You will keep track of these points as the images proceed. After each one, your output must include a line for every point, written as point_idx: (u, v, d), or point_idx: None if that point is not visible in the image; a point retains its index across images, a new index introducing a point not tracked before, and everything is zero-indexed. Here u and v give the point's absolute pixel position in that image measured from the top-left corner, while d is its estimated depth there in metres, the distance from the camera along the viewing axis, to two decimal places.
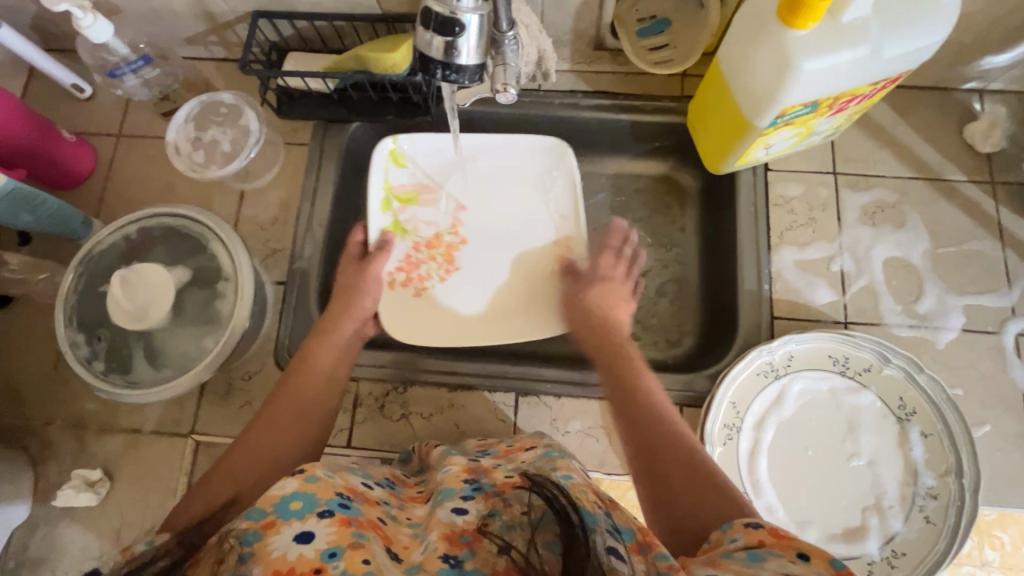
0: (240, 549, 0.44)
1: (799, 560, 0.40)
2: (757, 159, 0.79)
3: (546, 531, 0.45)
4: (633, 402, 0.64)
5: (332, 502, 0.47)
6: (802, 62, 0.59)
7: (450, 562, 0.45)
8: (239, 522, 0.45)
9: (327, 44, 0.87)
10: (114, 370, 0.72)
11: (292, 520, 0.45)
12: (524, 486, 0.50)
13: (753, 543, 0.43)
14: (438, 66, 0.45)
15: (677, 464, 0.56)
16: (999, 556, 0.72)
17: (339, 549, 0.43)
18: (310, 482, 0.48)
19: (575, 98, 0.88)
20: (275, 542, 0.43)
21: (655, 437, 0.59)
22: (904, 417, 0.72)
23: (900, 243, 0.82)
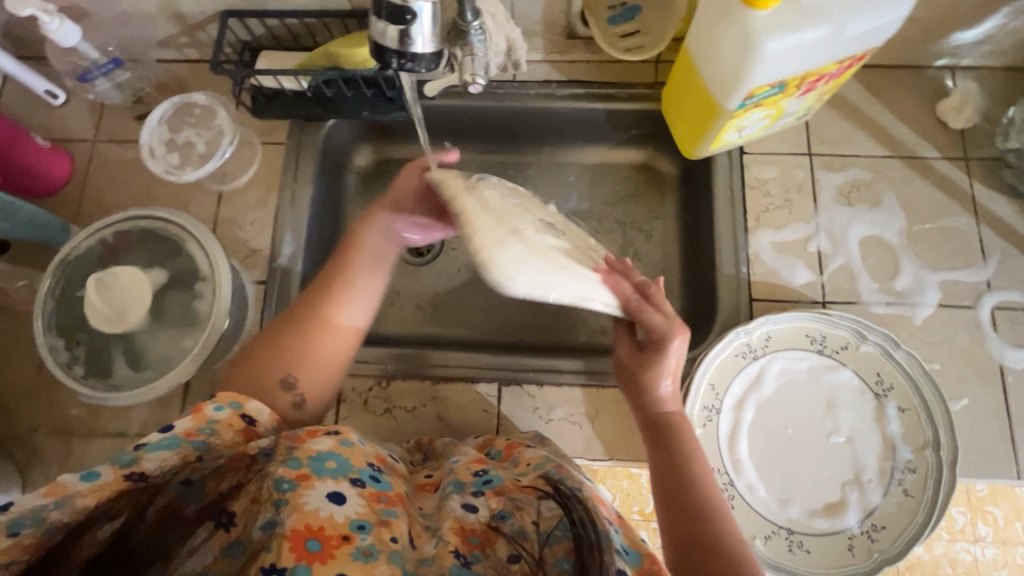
0: (275, 495, 0.51)
1: None
2: (730, 142, 0.80)
3: (557, 547, 0.51)
4: (681, 484, 0.59)
5: (364, 473, 0.55)
6: (766, 42, 0.59)
7: (461, 559, 0.52)
8: (276, 469, 0.53)
9: (299, 42, 0.87)
10: (95, 373, 0.72)
11: (325, 479, 0.52)
12: (539, 496, 0.55)
13: None
14: (394, 57, 0.45)
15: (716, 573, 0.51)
16: (992, 531, 0.78)
17: (367, 523, 0.51)
18: (344, 447, 0.56)
19: (550, 88, 0.88)
20: (309, 497, 0.51)
21: (697, 536, 0.55)
22: (881, 392, 0.72)
23: (876, 222, 0.82)
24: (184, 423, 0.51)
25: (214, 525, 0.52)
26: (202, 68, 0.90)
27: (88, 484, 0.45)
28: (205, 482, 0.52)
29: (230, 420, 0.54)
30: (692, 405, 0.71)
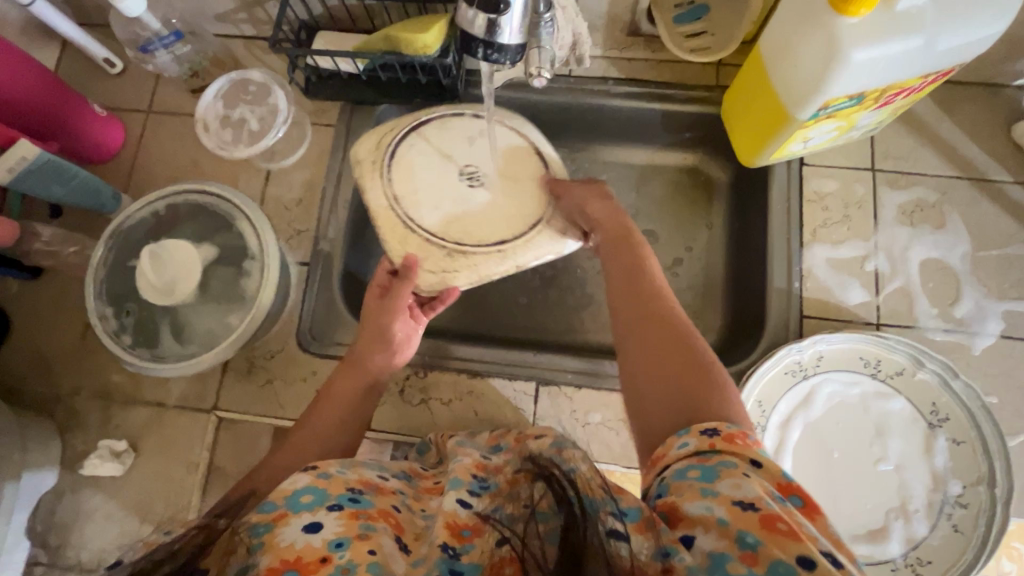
0: (250, 541, 0.44)
1: (751, 473, 0.39)
2: (793, 153, 0.77)
3: (541, 526, 0.44)
4: (630, 281, 0.62)
5: (342, 497, 0.48)
6: (851, 52, 0.56)
7: (450, 553, 0.44)
8: (251, 516, 0.46)
9: (357, 24, 0.86)
10: (141, 344, 0.73)
11: (302, 512, 0.45)
12: (530, 481, 0.49)
13: (705, 448, 0.42)
14: (480, 46, 0.43)
15: (656, 332, 0.55)
16: (1016, 568, 0.69)
17: (346, 540, 0.43)
18: (322, 479, 0.49)
19: (606, 85, 0.86)
20: (284, 534, 0.44)
21: (647, 315, 0.57)
22: (935, 423, 0.70)
23: (938, 245, 0.79)
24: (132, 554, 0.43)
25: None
26: (257, 44, 0.90)
27: None
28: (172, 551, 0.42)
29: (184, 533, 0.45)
30: None
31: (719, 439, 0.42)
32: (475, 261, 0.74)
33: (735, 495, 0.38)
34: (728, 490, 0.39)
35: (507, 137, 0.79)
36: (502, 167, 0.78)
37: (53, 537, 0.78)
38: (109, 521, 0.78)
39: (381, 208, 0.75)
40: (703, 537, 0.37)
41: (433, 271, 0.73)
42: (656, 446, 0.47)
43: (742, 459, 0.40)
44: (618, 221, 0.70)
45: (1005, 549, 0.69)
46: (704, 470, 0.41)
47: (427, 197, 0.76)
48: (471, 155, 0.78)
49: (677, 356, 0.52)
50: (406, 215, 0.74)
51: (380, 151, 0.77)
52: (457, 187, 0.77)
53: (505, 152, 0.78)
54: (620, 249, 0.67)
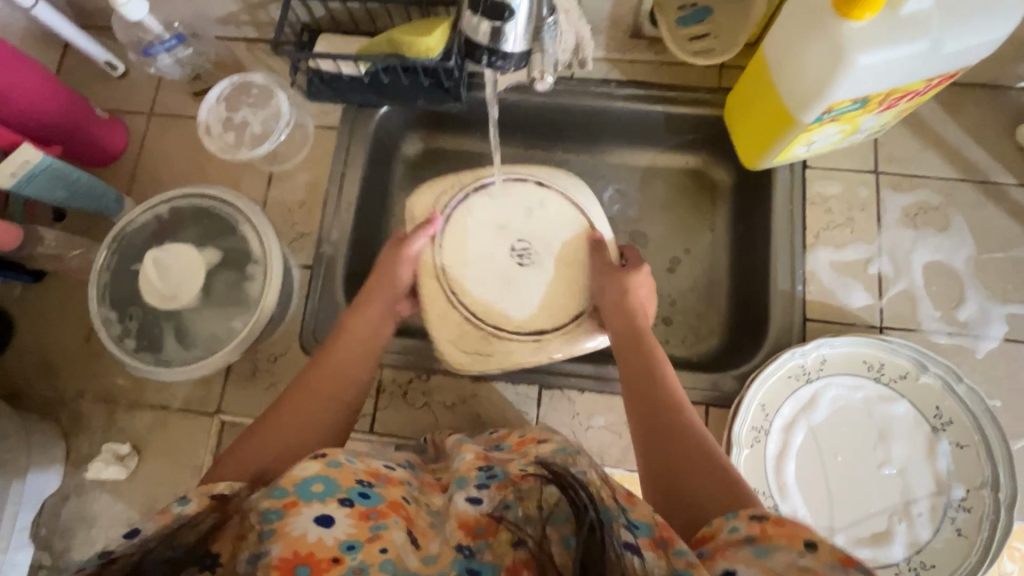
0: (261, 526, 0.44)
1: (807, 552, 0.38)
2: (796, 156, 0.77)
3: (557, 528, 0.44)
4: (644, 381, 0.63)
5: (352, 491, 0.48)
6: (856, 56, 0.56)
7: (466, 553, 0.46)
8: (261, 498, 0.46)
9: (359, 26, 0.86)
10: (144, 348, 0.73)
11: (313, 502, 0.45)
12: (542, 482, 0.48)
13: (754, 533, 0.41)
14: (484, 53, 0.43)
15: (679, 439, 0.56)
16: (1018, 568, 0.69)
17: (357, 542, 0.44)
18: (331, 467, 0.49)
19: (609, 87, 0.86)
20: (296, 523, 0.44)
21: (662, 411, 0.59)
22: (939, 426, 0.70)
23: (942, 247, 0.79)
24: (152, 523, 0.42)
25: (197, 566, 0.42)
26: (259, 47, 0.90)
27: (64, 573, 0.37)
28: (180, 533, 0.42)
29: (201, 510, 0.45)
30: (740, 425, 0.69)
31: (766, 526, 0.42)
32: (509, 347, 0.73)
33: (793, 564, 0.37)
34: (782, 559, 0.38)
35: (563, 208, 0.76)
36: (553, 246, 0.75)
37: (58, 540, 0.79)
38: (114, 524, 0.78)
39: (430, 278, 0.74)
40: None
41: (466, 352, 0.73)
42: (700, 528, 0.46)
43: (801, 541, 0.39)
44: (629, 308, 0.69)
45: (1007, 551, 0.69)
46: (757, 548, 0.40)
47: (473, 271, 0.74)
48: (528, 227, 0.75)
49: (701, 462, 0.52)
50: (450, 291, 0.74)
51: (436, 209, 0.76)
52: (506, 263, 0.74)
53: (557, 226, 0.75)
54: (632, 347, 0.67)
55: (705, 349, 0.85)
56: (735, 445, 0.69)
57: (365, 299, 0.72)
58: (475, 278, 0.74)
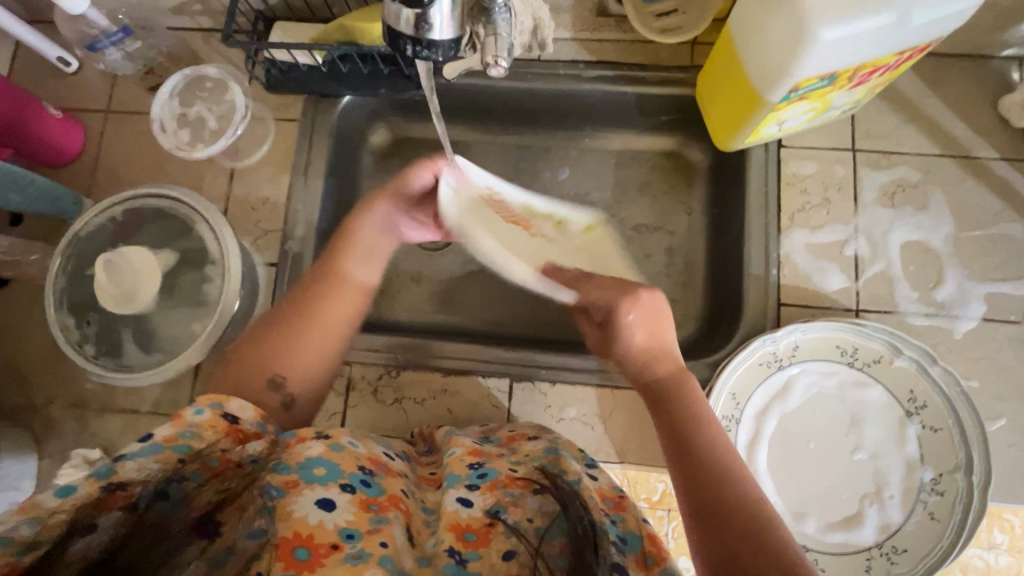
0: (265, 502, 0.48)
1: None
2: (768, 135, 0.74)
3: (552, 543, 0.47)
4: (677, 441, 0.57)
5: (355, 478, 0.50)
6: (818, 32, 0.53)
7: (456, 558, 0.46)
8: (268, 472, 0.49)
9: (315, 14, 0.83)
10: (105, 354, 0.72)
11: (315, 484, 0.48)
12: (535, 491, 0.50)
13: None
14: (409, 43, 0.41)
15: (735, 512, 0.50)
16: (1008, 539, 0.69)
17: (357, 531, 0.47)
18: (335, 451, 0.51)
19: (577, 69, 0.83)
20: (298, 504, 0.47)
21: (710, 474, 0.53)
22: (913, 410, 0.69)
23: (920, 226, 0.77)
24: (165, 428, 0.43)
25: (200, 534, 0.47)
26: (215, 37, 0.87)
27: (64, 502, 0.37)
28: (188, 492, 0.46)
29: (213, 421, 0.46)
30: None
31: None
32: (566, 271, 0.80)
33: None
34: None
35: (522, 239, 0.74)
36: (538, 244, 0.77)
37: None
38: None
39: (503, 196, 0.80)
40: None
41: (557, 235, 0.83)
42: None
43: None
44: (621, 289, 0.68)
45: (998, 522, 0.69)
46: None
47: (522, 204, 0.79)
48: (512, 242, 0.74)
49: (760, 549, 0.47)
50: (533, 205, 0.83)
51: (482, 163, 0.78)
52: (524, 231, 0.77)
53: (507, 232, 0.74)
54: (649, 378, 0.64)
55: (681, 336, 0.84)
56: None
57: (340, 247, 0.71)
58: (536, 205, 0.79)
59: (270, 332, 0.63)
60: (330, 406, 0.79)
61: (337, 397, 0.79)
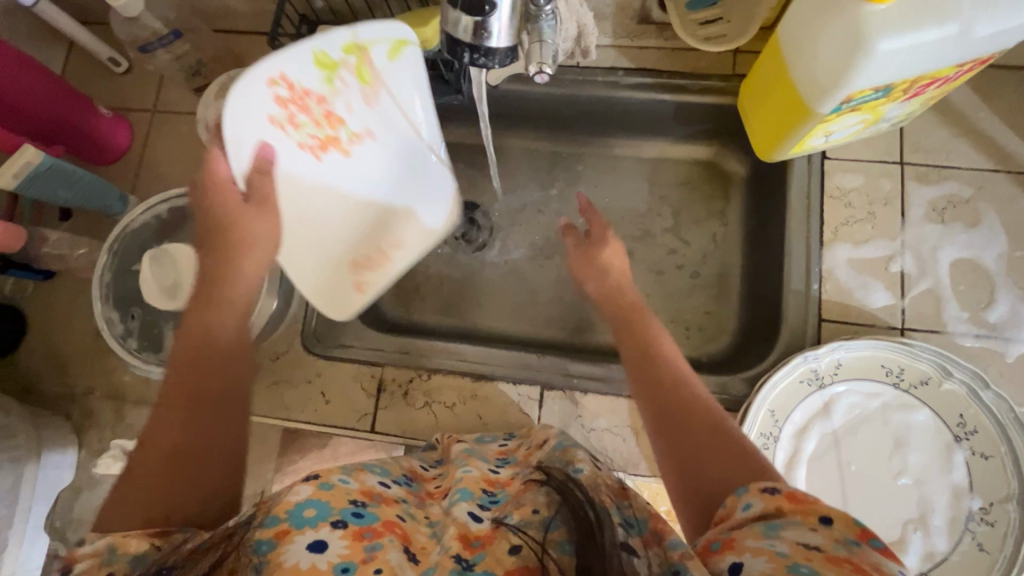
0: (254, 559, 0.44)
1: (821, 526, 0.37)
2: (814, 147, 0.73)
3: (558, 530, 0.45)
4: (640, 361, 0.60)
5: (345, 512, 0.48)
6: (877, 42, 0.52)
7: (463, 564, 0.45)
8: (252, 529, 0.46)
9: (357, 18, 0.84)
10: (146, 348, 0.73)
11: (306, 529, 0.46)
12: (537, 487, 0.50)
13: (771, 511, 0.40)
14: (467, 49, 0.41)
15: (698, 416, 0.52)
16: None
17: (352, 564, 0.44)
18: (324, 490, 0.50)
19: (616, 76, 0.82)
20: (288, 552, 0.44)
21: (672, 388, 0.56)
22: (962, 435, 0.66)
23: (971, 244, 0.74)
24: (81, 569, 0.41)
25: None
26: (260, 41, 0.89)
27: None
28: None
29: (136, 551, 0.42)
30: (748, 431, 0.67)
31: (780, 496, 0.40)
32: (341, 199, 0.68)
33: (800, 539, 0.36)
34: (791, 535, 0.37)
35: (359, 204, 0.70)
36: (320, 187, 0.64)
37: (71, 532, 0.80)
38: None
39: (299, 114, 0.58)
40: (754, 564, 0.35)
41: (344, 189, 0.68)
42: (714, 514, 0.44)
43: (807, 514, 0.38)
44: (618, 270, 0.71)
45: None
46: (768, 524, 0.39)
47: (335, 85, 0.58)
48: (314, 250, 0.70)
49: (719, 441, 0.49)
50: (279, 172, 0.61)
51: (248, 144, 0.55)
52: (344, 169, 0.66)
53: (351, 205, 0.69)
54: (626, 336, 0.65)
55: (714, 349, 0.83)
56: None
57: (209, 301, 0.56)
58: (348, 93, 0.60)
59: (184, 453, 0.48)
60: (360, 408, 0.80)
61: (368, 399, 0.80)
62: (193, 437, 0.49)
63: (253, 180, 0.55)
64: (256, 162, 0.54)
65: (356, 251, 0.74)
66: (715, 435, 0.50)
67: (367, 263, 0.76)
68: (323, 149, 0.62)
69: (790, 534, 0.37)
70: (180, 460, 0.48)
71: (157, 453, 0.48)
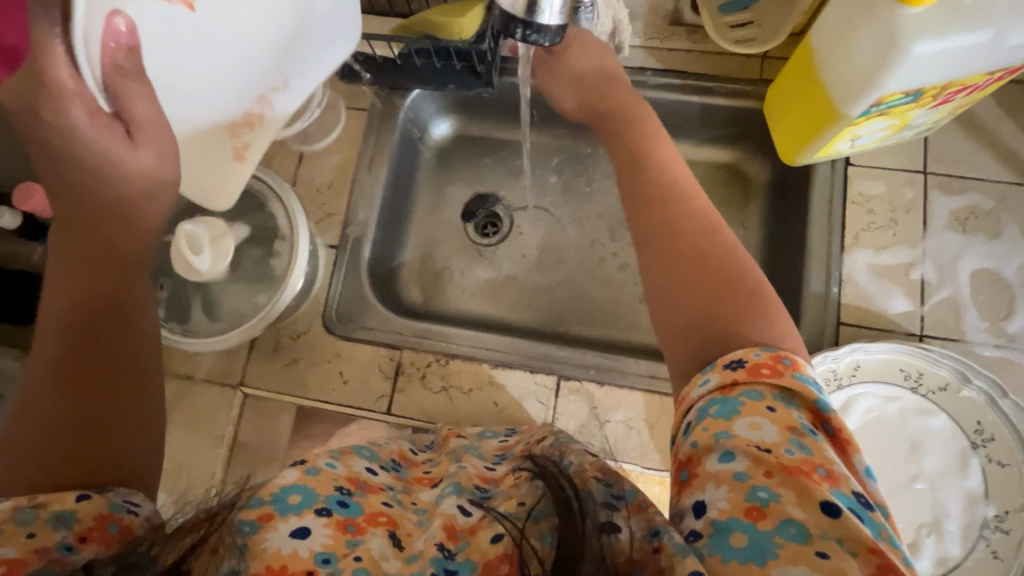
0: (236, 541, 0.43)
1: (771, 414, 0.39)
2: (838, 151, 0.73)
3: (537, 525, 0.42)
4: (644, 199, 0.56)
5: (330, 500, 0.46)
6: (911, 46, 0.53)
7: (445, 553, 0.43)
8: (236, 509, 0.45)
9: (394, 8, 0.86)
10: (173, 318, 0.76)
11: (289, 516, 0.44)
12: (530, 477, 0.46)
13: (729, 388, 0.41)
14: (518, 27, 0.42)
15: (697, 262, 0.49)
16: None
17: (333, 555, 0.42)
18: (310, 475, 0.48)
19: (644, 76, 0.84)
20: (269, 540, 0.42)
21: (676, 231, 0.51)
22: (979, 443, 0.66)
23: (992, 254, 0.75)
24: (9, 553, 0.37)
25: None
26: None
27: None
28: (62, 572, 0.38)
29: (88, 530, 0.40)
30: None
31: (745, 371, 0.41)
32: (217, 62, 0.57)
33: (753, 441, 0.38)
34: (745, 433, 0.38)
35: (245, 58, 0.59)
36: (189, 33, 0.52)
37: None
38: None
39: None
40: (714, 497, 0.37)
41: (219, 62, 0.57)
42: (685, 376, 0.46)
43: (766, 393, 0.40)
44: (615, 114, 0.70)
45: None
46: (724, 407, 0.40)
47: None
48: (207, 121, 0.61)
49: (715, 295, 0.46)
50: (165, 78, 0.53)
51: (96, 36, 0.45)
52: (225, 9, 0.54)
53: (233, 55, 0.58)
54: (649, 201, 0.55)
55: None
56: None
57: (106, 267, 0.51)
58: None
59: (82, 422, 0.44)
60: (378, 389, 0.81)
61: (385, 381, 0.81)
62: (89, 405, 0.45)
63: (113, 61, 0.46)
64: (108, 56, 0.45)
65: (243, 102, 0.63)
66: (716, 286, 0.47)
67: (247, 122, 0.66)
68: None
69: (742, 432, 0.38)
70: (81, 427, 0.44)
71: (40, 418, 0.44)
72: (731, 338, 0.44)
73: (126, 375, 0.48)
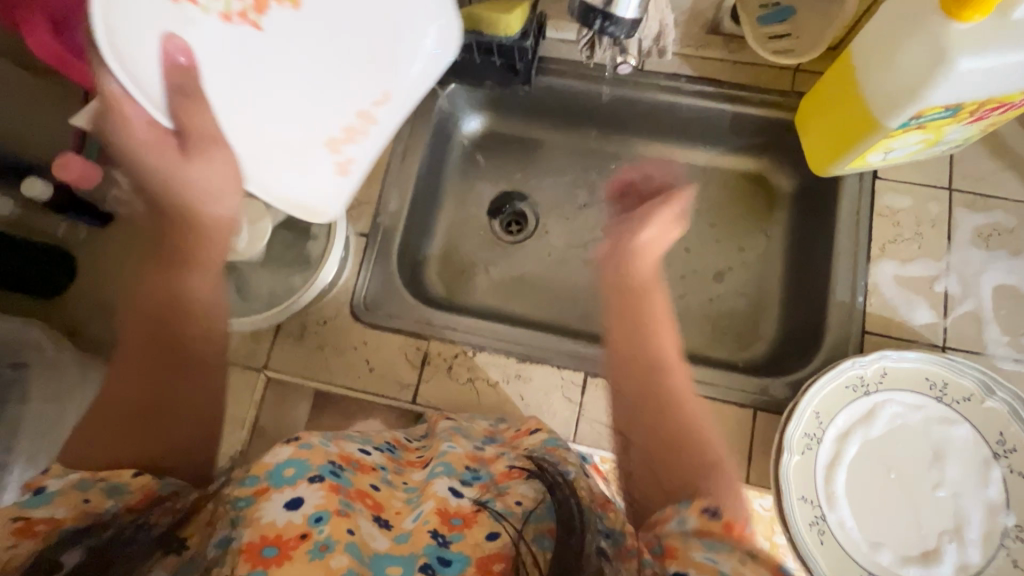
0: (232, 512, 0.47)
1: (749, 555, 0.41)
2: (869, 164, 0.75)
3: (533, 525, 0.48)
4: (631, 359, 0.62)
5: (324, 469, 0.49)
6: (957, 60, 0.55)
7: (439, 539, 0.47)
8: (233, 489, 0.49)
9: None
10: None
11: (284, 488, 0.47)
12: (526, 477, 0.53)
13: (705, 530, 0.44)
14: (598, 17, 0.51)
15: (660, 395, 0.59)
16: None
17: (325, 514, 0.45)
18: (303, 450, 0.51)
19: (678, 82, 0.86)
20: (265, 509, 0.46)
21: (649, 405, 0.58)
22: (1002, 453, 0.67)
23: (1013, 271, 0.77)
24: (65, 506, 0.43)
25: (164, 551, 0.45)
26: None
27: None
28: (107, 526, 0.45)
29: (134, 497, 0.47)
30: (794, 429, 0.68)
31: (718, 523, 0.44)
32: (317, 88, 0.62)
33: (734, 568, 0.40)
34: (726, 561, 0.41)
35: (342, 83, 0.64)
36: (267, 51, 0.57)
37: None
38: None
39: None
40: None
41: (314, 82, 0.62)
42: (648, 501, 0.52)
43: (736, 546, 0.43)
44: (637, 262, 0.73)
45: None
46: (706, 542, 0.43)
47: None
48: (295, 140, 0.64)
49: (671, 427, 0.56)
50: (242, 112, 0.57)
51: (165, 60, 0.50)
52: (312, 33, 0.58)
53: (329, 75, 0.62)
54: (633, 349, 0.64)
55: (752, 354, 0.85)
56: (787, 448, 0.67)
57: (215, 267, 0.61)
58: None
59: (149, 408, 0.51)
60: (405, 378, 0.81)
61: (412, 370, 0.81)
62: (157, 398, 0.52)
63: (176, 83, 0.51)
64: (171, 80, 0.51)
65: (341, 118, 0.66)
66: (680, 425, 0.56)
67: (349, 136, 0.68)
68: (259, 10, 0.55)
69: (725, 560, 0.41)
70: (134, 417, 0.51)
71: (123, 405, 0.51)
72: (691, 485, 0.51)
73: (196, 368, 0.55)
